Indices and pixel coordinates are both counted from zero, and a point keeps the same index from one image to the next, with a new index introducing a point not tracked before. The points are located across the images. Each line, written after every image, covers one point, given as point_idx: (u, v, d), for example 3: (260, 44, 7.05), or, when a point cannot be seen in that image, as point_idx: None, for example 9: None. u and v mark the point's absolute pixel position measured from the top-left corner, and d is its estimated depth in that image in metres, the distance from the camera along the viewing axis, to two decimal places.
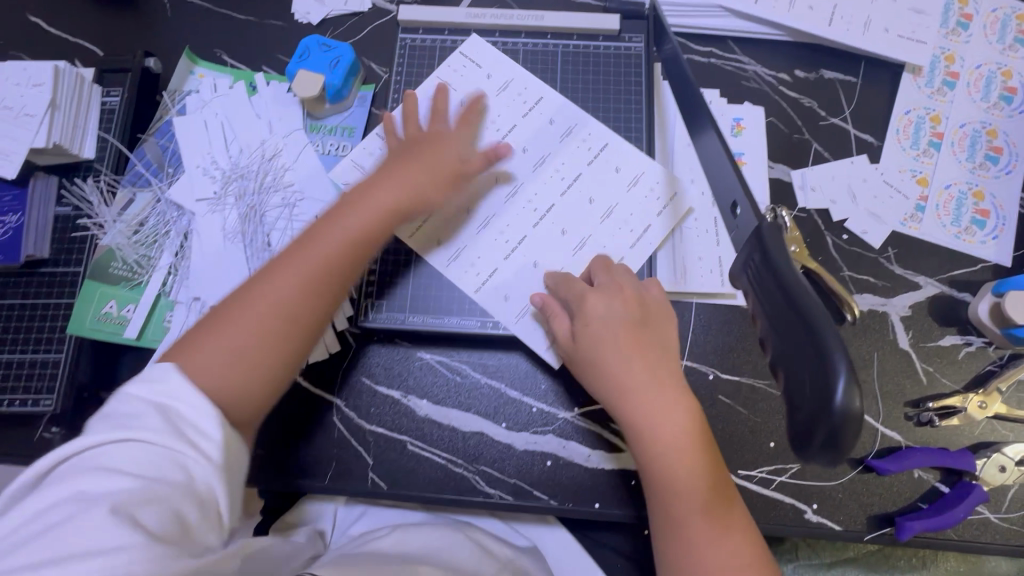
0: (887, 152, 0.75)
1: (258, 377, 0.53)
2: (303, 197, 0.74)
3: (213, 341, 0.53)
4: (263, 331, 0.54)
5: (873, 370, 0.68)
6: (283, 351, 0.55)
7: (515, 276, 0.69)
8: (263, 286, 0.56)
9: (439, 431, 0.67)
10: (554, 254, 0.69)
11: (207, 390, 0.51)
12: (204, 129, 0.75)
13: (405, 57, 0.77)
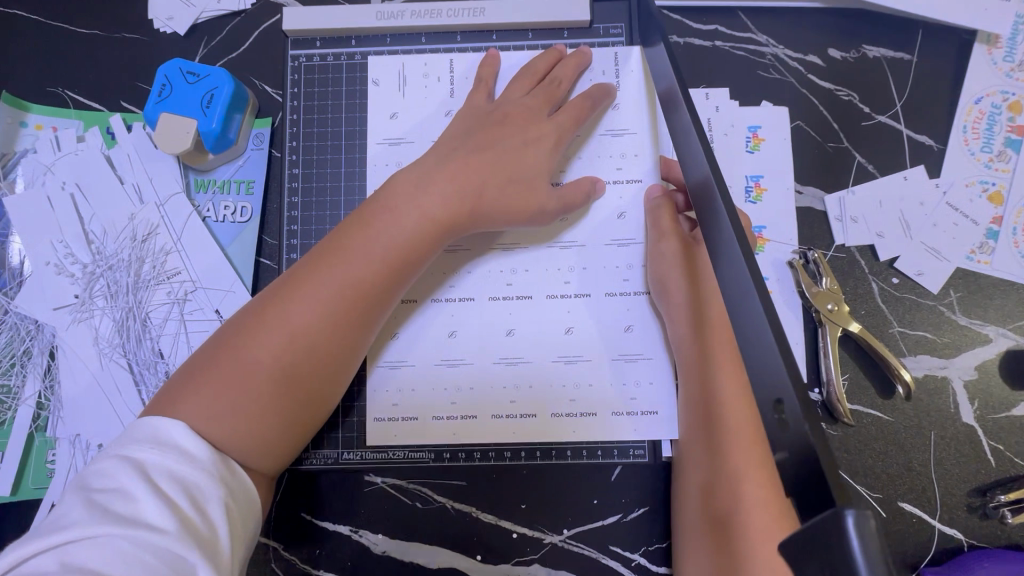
0: (949, 160, 0.57)
1: (262, 425, 0.45)
2: (195, 287, 0.57)
3: (221, 376, 0.45)
4: (278, 359, 0.46)
5: (930, 454, 0.55)
6: (291, 400, 0.46)
7: (475, 375, 0.55)
8: (278, 318, 0.46)
9: (401, 570, 0.55)
10: (524, 345, 0.54)
11: (210, 423, 0.43)
12: (50, 206, 0.57)
13: (301, 82, 0.58)
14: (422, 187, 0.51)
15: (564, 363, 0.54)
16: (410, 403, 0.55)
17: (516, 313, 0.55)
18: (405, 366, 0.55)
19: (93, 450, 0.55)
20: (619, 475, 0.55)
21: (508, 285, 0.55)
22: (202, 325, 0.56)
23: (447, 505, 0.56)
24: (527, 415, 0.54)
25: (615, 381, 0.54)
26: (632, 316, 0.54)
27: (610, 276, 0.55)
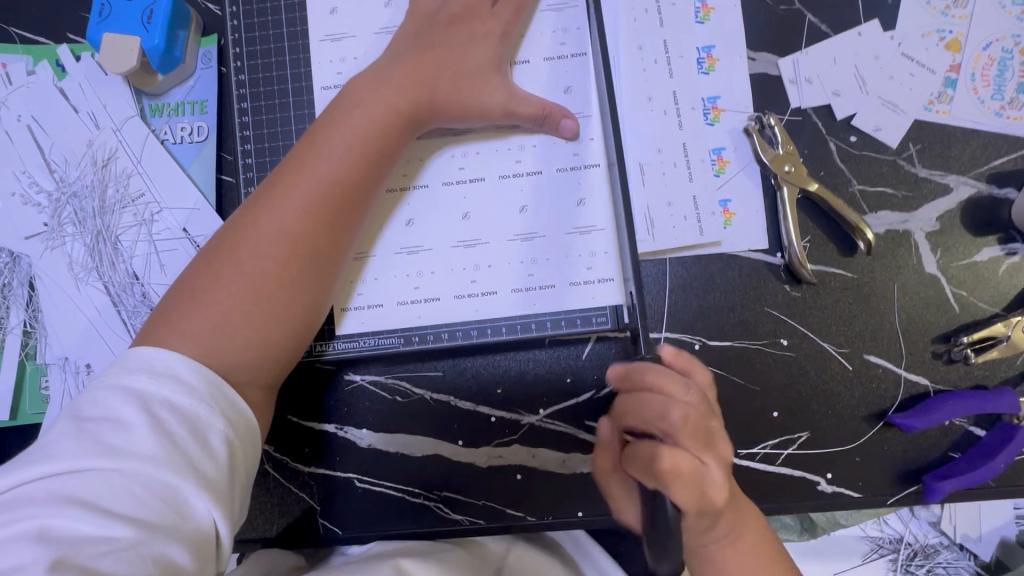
0: (906, 10, 0.56)
1: (262, 325, 0.47)
2: (160, 207, 0.58)
3: (213, 287, 0.46)
4: (265, 263, 0.47)
5: (894, 307, 0.55)
6: (287, 308, 0.48)
7: (441, 265, 0.56)
8: (260, 228, 0.48)
9: (388, 461, 0.58)
10: (486, 235, 0.56)
11: (207, 328, 0.45)
12: (9, 140, 0.58)
13: None
14: (376, 92, 0.51)
15: (519, 242, 0.55)
16: (375, 291, 0.56)
17: (470, 197, 0.56)
18: (368, 257, 0.56)
19: (83, 371, 0.57)
20: (590, 352, 0.57)
21: (460, 169, 0.56)
22: (172, 244, 0.58)
23: (426, 397, 0.58)
24: (486, 293, 0.56)
25: (573, 253, 0.55)
26: (583, 190, 0.55)
27: (559, 153, 0.55)
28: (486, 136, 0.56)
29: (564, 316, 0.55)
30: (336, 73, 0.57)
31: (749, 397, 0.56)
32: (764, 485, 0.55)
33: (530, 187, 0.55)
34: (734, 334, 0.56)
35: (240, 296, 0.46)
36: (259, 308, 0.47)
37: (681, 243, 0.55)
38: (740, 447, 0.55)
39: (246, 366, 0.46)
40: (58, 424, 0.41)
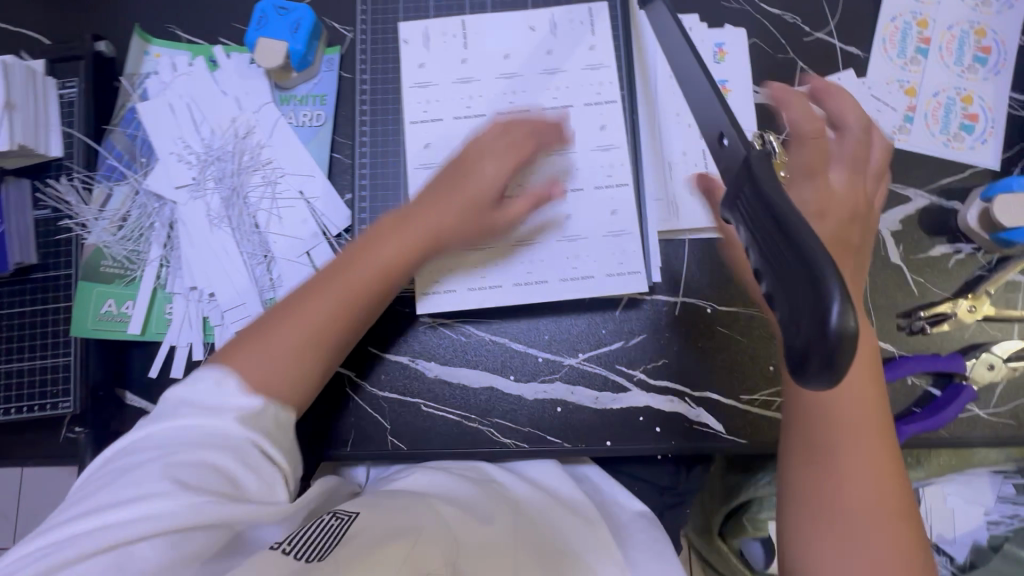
0: (874, 64, 0.74)
1: (312, 357, 0.56)
2: (284, 172, 0.72)
3: (282, 324, 0.56)
4: (335, 306, 0.57)
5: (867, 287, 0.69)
6: (327, 349, 0.57)
7: None
8: (336, 278, 0.58)
9: (451, 390, 0.69)
10: (543, 208, 0.69)
11: (265, 358, 0.54)
12: (170, 113, 0.72)
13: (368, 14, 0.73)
14: (470, 192, 0.63)
15: (566, 243, 0.69)
16: (449, 281, 0.69)
17: (527, 207, 0.69)
18: (444, 253, 0.69)
19: (207, 298, 0.70)
20: (622, 311, 0.70)
21: (519, 186, 0.69)
22: (291, 202, 0.72)
23: (486, 339, 0.70)
24: (540, 282, 0.68)
25: (609, 252, 0.68)
26: (616, 203, 0.68)
27: (599, 168, 0.69)
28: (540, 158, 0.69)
29: (605, 276, 0.68)
30: (422, 110, 0.71)
31: (750, 353, 0.68)
32: (761, 425, 0.67)
33: (574, 201, 0.69)
34: (740, 301, 0.69)
35: (302, 330, 0.56)
36: (319, 357, 0.57)
37: (700, 224, 0.69)
38: (742, 394, 0.68)
39: (284, 393, 0.54)
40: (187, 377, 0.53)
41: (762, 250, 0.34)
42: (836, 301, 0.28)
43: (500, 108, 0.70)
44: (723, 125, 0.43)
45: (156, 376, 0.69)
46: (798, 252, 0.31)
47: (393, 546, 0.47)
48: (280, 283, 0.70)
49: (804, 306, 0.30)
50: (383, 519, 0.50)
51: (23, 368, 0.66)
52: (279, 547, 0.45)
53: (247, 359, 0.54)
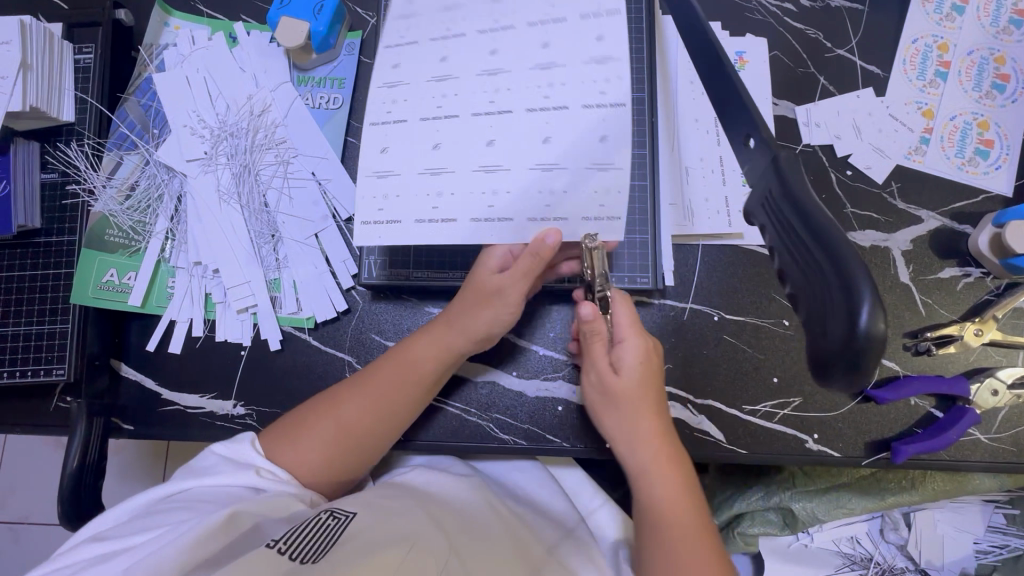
0: (893, 83, 0.74)
1: (339, 460, 0.61)
2: (297, 153, 0.71)
3: (312, 425, 0.61)
4: (378, 407, 0.62)
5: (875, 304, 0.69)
6: (354, 464, 0.62)
7: (462, 151, 0.55)
8: (367, 382, 0.63)
9: (452, 383, 0.71)
10: (514, 137, 0.54)
11: (290, 459, 0.59)
12: (186, 86, 0.71)
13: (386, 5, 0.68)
14: (477, 332, 0.62)
15: (538, 173, 0.54)
16: (396, 209, 0.56)
17: (496, 127, 0.55)
18: (392, 176, 0.56)
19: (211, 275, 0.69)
20: None
21: (490, 104, 0.55)
22: (303, 183, 0.71)
23: None
24: (503, 219, 0.54)
25: (588, 188, 0.54)
26: (606, 127, 0.53)
27: (588, 87, 0.54)
28: (519, 75, 0.55)
29: (616, 275, 0.65)
30: (399, 33, 0.58)
31: (755, 363, 0.68)
32: (761, 437, 0.67)
33: (556, 121, 0.54)
34: (746, 311, 0.69)
35: (330, 436, 0.60)
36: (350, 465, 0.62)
37: (711, 230, 0.69)
38: (745, 403, 0.67)
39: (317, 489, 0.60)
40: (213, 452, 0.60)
41: (780, 246, 0.34)
42: (869, 307, 0.27)
43: (480, 26, 0.57)
44: (751, 124, 0.41)
45: (154, 350, 0.69)
46: (829, 254, 0.30)
47: (388, 551, 0.51)
48: (285, 263, 0.70)
49: (830, 306, 0.29)
50: (377, 520, 0.54)
51: (19, 332, 0.64)
52: (279, 550, 0.47)
53: (285, 459, 0.59)
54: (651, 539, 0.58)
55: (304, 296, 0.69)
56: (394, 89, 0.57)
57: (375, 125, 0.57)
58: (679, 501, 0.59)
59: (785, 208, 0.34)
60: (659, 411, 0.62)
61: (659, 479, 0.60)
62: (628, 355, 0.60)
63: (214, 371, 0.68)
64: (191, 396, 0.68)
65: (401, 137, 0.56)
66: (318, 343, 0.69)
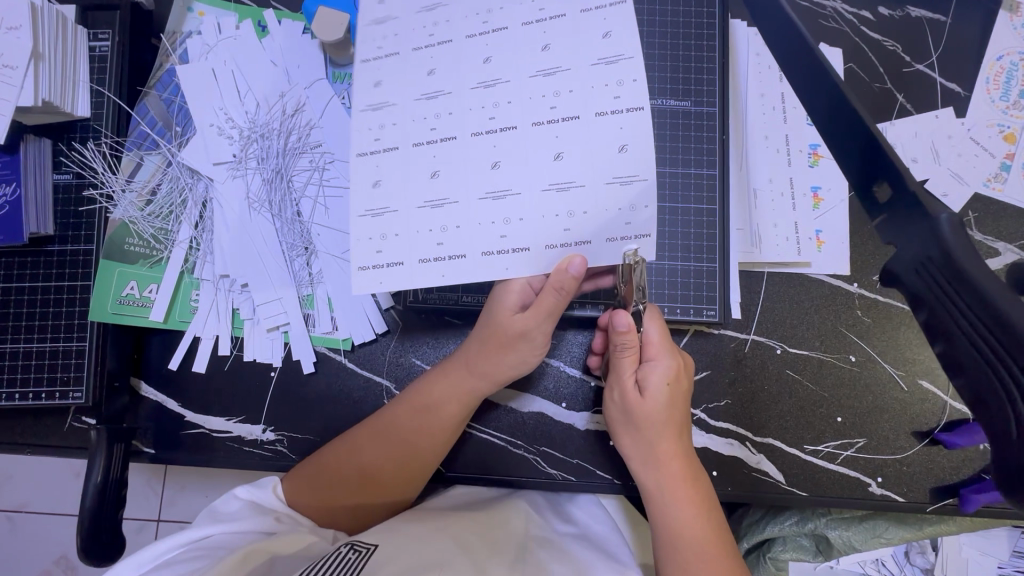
0: (974, 104, 0.69)
1: (361, 500, 0.59)
2: (333, 158, 0.65)
3: (332, 462, 0.58)
4: (397, 454, 0.58)
5: None
6: (378, 503, 0.60)
7: (464, 173, 0.47)
8: (387, 423, 0.59)
9: (496, 412, 0.66)
10: (523, 161, 0.46)
11: (308, 497, 0.58)
12: (213, 80, 0.65)
13: None
14: (498, 370, 0.57)
15: (554, 192, 0.46)
16: (396, 249, 0.48)
17: (502, 144, 0.47)
18: (388, 213, 0.48)
19: (239, 290, 0.64)
20: (687, 343, 0.65)
21: (491, 119, 0.47)
22: (338, 191, 0.65)
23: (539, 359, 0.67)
24: (519, 250, 0.47)
25: (611, 208, 0.45)
26: (625, 135, 0.45)
27: (597, 93, 0.45)
28: (519, 83, 0.47)
29: (680, 306, 0.62)
30: (376, 47, 0.50)
31: (818, 400, 0.64)
32: (822, 479, 0.63)
33: (567, 134, 0.46)
34: (810, 344, 0.65)
35: (352, 479, 0.58)
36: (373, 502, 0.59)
37: (779, 258, 0.65)
38: (807, 443, 0.64)
39: (338, 527, 0.58)
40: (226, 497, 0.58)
41: (949, 322, 0.30)
42: None
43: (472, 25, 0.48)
44: (889, 169, 0.36)
45: (176, 368, 0.64)
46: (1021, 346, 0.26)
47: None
48: (319, 278, 0.65)
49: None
50: (399, 549, 0.50)
51: (31, 350, 0.59)
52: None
53: (302, 501, 0.58)
54: (667, 560, 0.54)
55: (340, 314, 0.64)
56: (378, 113, 0.49)
57: (365, 155, 0.49)
58: (696, 522, 0.54)
59: (955, 282, 0.30)
60: (682, 431, 0.57)
61: (673, 498, 0.55)
62: (654, 375, 0.55)
63: (241, 393, 0.64)
64: (216, 419, 0.63)
65: (394, 167, 0.48)
66: (354, 366, 0.64)
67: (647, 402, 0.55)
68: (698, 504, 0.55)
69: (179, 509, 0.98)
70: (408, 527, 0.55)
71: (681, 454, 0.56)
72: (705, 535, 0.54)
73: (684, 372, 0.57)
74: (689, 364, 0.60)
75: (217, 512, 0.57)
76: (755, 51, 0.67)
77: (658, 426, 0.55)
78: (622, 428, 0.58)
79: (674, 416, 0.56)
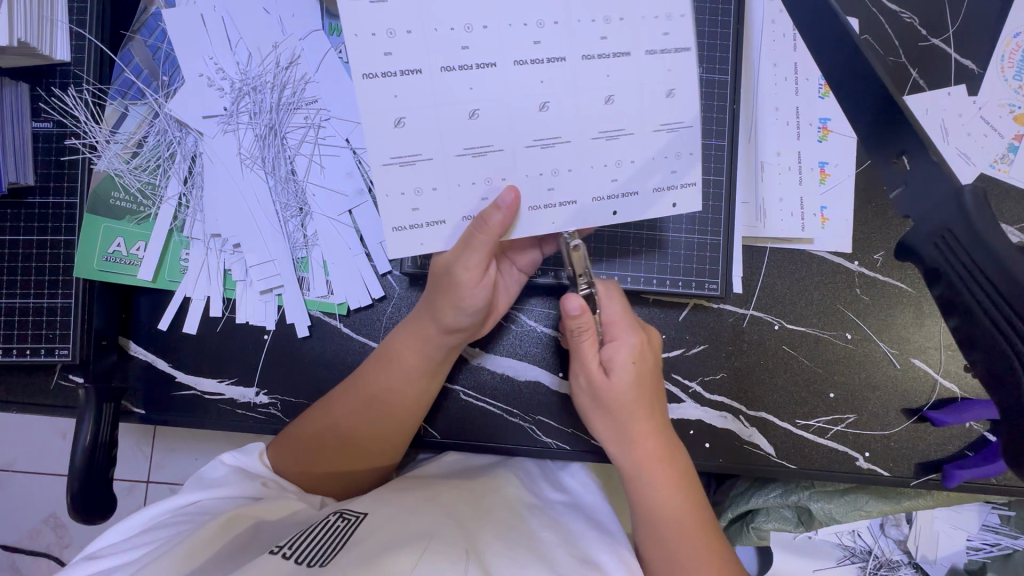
0: (987, 81, 0.68)
1: (338, 466, 0.59)
2: (329, 115, 0.63)
3: (317, 424, 0.58)
4: (367, 418, 0.58)
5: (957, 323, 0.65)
6: (356, 469, 0.60)
7: (509, 115, 0.46)
8: (356, 388, 0.58)
9: (492, 381, 0.66)
10: (576, 106, 0.46)
11: (288, 460, 0.58)
12: (201, 26, 0.61)
13: None
14: (449, 322, 0.54)
15: (604, 141, 0.47)
16: (434, 206, 0.47)
17: (549, 80, 0.45)
18: (420, 160, 0.46)
19: (230, 249, 0.62)
20: (687, 316, 0.65)
21: (536, 44, 0.45)
22: (334, 151, 0.63)
23: (538, 329, 0.66)
24: (567, 202, 0.48)
25: (658, 153, 0.48)
26: (674, 79, 0.47)
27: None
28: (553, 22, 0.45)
29: (683, 279, 0.62)
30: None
31: (813, 376, 0.65)
32: (811, 452, 0.65)
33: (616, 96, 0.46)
34: (808, 320, 0.65)
35: (326, 445, 0.58)
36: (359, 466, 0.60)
37: (784, 233, 0.64)
38: (799, 418, 0.65)
39: (315, 492, 0.59)
40: (215, 464, 0.58)
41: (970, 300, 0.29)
42: None
43: None
44: (909, 138, 0.35)
45: (166, 329, 0.62)
46: None
47: (399, 550, 0.45)
48: (314, 240, 0.63)
49: None
50: (387, 519, 0.49)
51: (15, 306, 0.57)
52: (285, 555, 0.43)
53: (290, 474, 0.58)
54: (647, 531, 0.56)
55: (336, 278, 0.63)
56: (382, 14, 0.42)
57: (372, 77, 0.43)
58: (674, 497, 0.56)
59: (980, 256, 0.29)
60: (654, 408, 0.57)
61: (651, 476, 0.56)
62: (618, 356, 0.54)
63: (233, 355, 0.62)
64: (208, 381, 0.62)
65: (419, 103, 0.44)
66: (350, 331, 0.63)
67: (615, 378, 0.54)
68: (673, 475, 0.56)
69: (169, 471, 0.98)
70: (399, 493, 0.55)
71: (658, 429, 0.56)
72: (683, 501, 0.56)
73: (649, 348, 0.56)
74: (656, 337, 0.59)
75: (204, 478, 0.57)
76: (771, 17, 0.65)
77: (633, 402, 0.55)
78: (589, 405, 0.57)
79: (648, 392, 0.56)
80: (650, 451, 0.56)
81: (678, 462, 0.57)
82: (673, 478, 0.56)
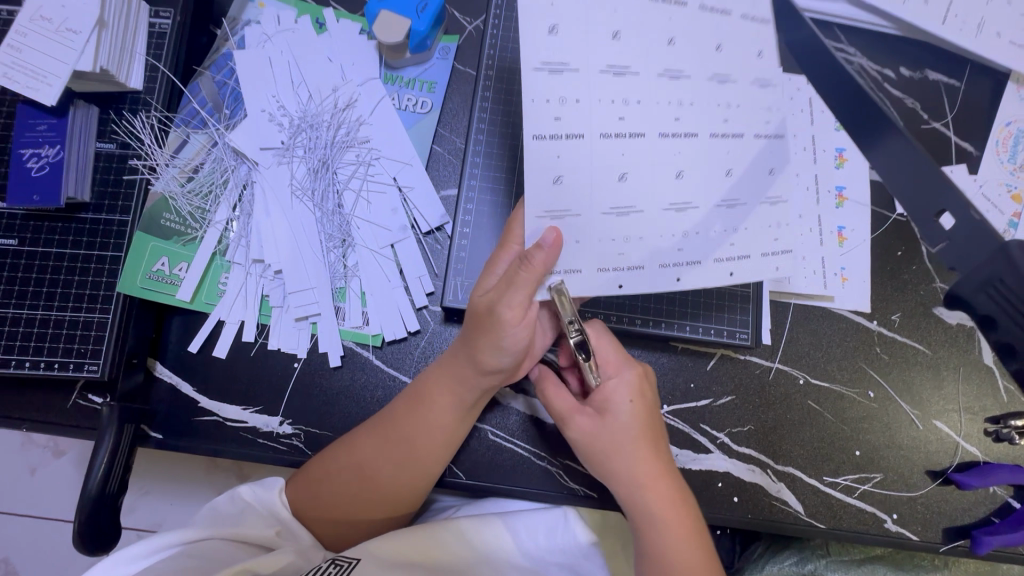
0: (985, 163, 0.74)
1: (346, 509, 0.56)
2: (380, 154, 0.66)
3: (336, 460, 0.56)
4: (391, 458, 0.56)
5: (971, 386, 0.67)
6: (369, 512, 0.57)
7: (652, 173, 0.48)
8: (382, 423, 0.56)
9: (520, 423, 0.65)
10: (701, 176, 0.48)
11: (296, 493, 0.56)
12: (269, 67, 0.65)
13: (489, 88, 0.65)
14: (487, 363, 0.53)
15: (725, 207, 0.49)
16: (574, 257, 0.48)
17: (686, 153, 0.48)
18: (570, 216, 0.47)
19: (269, 275, 0.63)
20: (714, 365, 0.66)
21: (676, 119, 0.47)
22: (382, 187, 0.65)
23: None
24: (693, 262, 0.50)
25: (774, 222, 0.50)
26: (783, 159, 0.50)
27: (658, 106, 0.47)
28: (580, 73, 0.46)
29: (714, 327, 0.64)
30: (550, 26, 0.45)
31: (837, 433, 0.65)
32: (839, 512, 0.64)
33: (650, 145, 0.47)
34: (831, 376, 0.66)
35: (346, 481, 0.56)
36: (372, 515, 0.57)
37: (809, 291, 0.67)
38: (826, 475, 0.64)
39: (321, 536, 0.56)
40: (232, 494, 0.56)
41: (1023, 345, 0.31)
42: None
43: None
44: (949, 199, 0.37)
45: (196, 352, 0.62)
46: None
47: None
48: (354, 271, 0.64)
49: None
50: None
51: (49, 319, 0.56)
52: None
53: (307, 517, 0.56)
54: None
55: (372, 309, 0.63)
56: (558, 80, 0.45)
57: (540, 138, 0.46)
58: (686, 548, 0.52)
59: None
60: (657, 448, 0.56)
61: (658, 522, 0.53)
62: (617, 392, 0.55)
63: (262, 382, 0.62)
64: (232, 408, 0.61)
65: (581, 161, 0.46)
66: (381, 364, 0.63)
67: (619, 413, 0.55)
68: (680, 521, 0.53)
69: (141, 513, 0.92)
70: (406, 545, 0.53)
71: (662, 472, 0.55)
72: (693, 549, 0.52)
73: (646, 386, 0.57)
74: (651, 373, 0.60)
75: (217, 511, 0.54)
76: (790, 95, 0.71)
77: (633, 437, 0.54)
78: (587, 446, 0.56)
79: (648, 429, 0.55)
80: (653, 496, 0.54)
81: (685, 507, 0.54)
82: (681, 523, 0.53)
